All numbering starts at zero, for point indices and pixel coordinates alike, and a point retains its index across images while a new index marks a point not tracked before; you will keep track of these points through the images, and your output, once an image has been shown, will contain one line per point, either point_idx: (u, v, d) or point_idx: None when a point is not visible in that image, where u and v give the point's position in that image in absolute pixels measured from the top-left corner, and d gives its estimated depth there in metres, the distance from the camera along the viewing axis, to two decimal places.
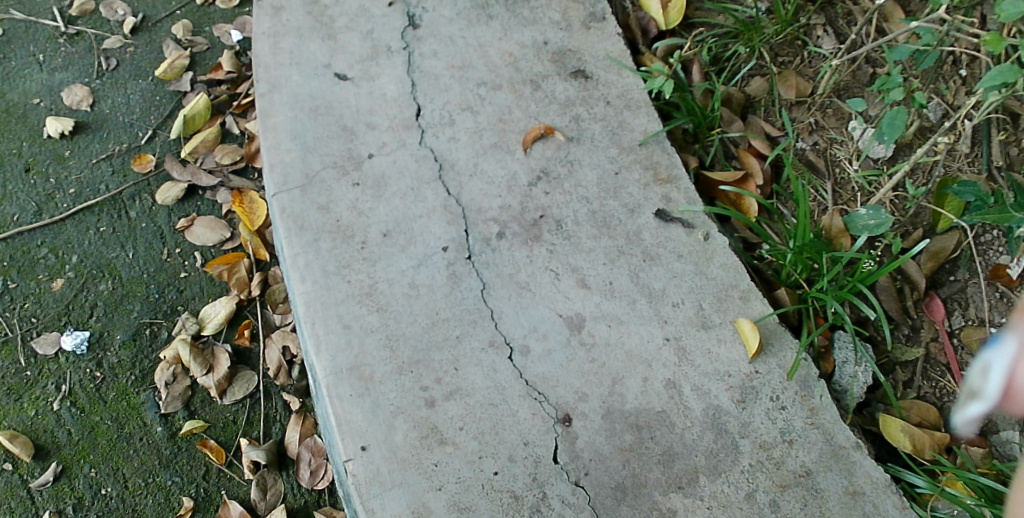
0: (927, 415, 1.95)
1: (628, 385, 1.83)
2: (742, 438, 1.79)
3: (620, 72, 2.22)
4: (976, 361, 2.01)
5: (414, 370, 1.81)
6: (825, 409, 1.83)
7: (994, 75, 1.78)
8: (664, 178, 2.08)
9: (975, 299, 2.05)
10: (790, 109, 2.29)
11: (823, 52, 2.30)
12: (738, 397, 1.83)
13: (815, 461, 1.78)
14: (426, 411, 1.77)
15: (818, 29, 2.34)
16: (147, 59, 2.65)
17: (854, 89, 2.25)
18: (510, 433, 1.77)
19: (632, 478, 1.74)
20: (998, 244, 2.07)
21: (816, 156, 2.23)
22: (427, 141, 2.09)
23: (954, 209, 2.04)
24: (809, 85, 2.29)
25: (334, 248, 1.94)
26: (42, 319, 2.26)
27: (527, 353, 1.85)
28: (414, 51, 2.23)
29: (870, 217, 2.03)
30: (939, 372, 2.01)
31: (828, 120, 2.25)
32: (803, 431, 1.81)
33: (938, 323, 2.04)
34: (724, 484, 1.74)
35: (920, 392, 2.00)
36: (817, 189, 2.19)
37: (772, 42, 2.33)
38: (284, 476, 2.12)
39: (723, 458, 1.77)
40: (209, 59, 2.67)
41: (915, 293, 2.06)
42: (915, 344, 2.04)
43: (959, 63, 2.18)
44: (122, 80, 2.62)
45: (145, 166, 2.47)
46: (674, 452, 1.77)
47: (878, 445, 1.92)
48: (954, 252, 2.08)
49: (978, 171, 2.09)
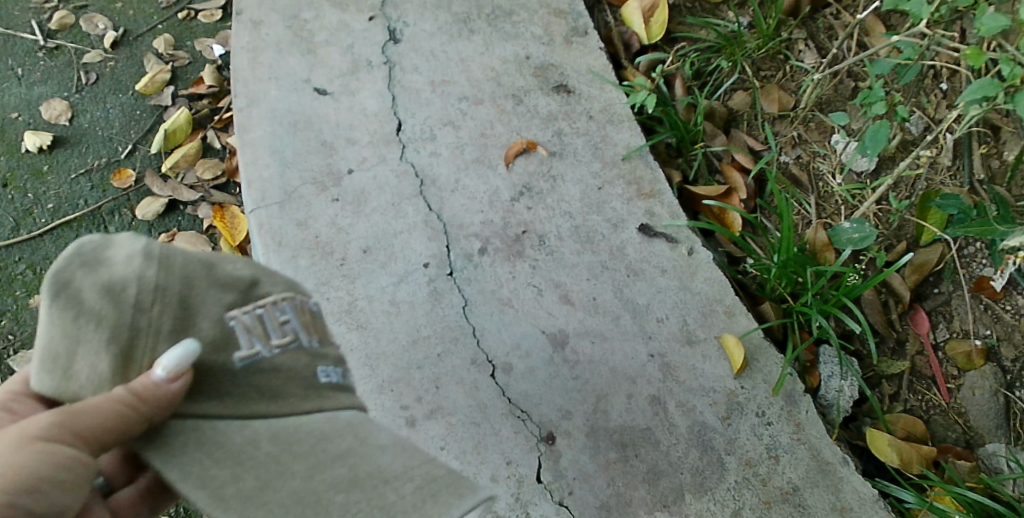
0: (914, 428, 1.94)
1: (613, 402, 1.81)
2: (728, 454, 1.77)
3: (604, 87, 2.22)
4: (961, 373, 2.01)
5: (394, 389, 1.79)
6: (811, 424, 1.82)
7: (975, 89, 1.77)
8: (647, 192, 2.07)
9: (960, 312, 2.05)
10: (773, 123, 2.29)
11: (805, 66, 2.31)
12: (724, 414, 1.81)
13: (802, 477, 1.77)
14: (406, 430, 1.75)
15: (800, 43, 2.34)
16: (128, 73, 2.63)
17: (837, 103, 2.26)
18: (493, 452, 1.74)
19: (617, 497, 1.72)
20: (981, 257, 2.07)
21: (800, 169, 2.24)
22: (408, 157, 2.08)
23: (937, 222, 2.04)
24: (792, 99, 2.29)
25: (312, 265, 1.92)
26: (19, 335, 2.22)
27: (510, 370, 1.83)
28: (395, 66, 2.21)
29: (854, 231, 2.02)
30: (925, 385, 2.02)
31: (811, 134, 2.26)
32: (790, 447, 1.79)
33: (923, 335, 2.05)
34: (710, 501, 1.73)
35: (906, 405, 2.00)
36: (800, 202, 2.19)
37: (755, 56, 2.33)
38: None
39: (709, 476, 1.75)
40: (191, 74, 2.64)
41: (900, 306, 2.07)
42: (900, 357, 2.04)
43: (939, 76, 2.19)
44: (102, 94, 2.59)
45: (125, 181, 2.44)
46: (660, 469, 1.75)
47: (866, 459, 1.92)
48: (937, 265, 2.08)
49: (960, 185, 2.10)
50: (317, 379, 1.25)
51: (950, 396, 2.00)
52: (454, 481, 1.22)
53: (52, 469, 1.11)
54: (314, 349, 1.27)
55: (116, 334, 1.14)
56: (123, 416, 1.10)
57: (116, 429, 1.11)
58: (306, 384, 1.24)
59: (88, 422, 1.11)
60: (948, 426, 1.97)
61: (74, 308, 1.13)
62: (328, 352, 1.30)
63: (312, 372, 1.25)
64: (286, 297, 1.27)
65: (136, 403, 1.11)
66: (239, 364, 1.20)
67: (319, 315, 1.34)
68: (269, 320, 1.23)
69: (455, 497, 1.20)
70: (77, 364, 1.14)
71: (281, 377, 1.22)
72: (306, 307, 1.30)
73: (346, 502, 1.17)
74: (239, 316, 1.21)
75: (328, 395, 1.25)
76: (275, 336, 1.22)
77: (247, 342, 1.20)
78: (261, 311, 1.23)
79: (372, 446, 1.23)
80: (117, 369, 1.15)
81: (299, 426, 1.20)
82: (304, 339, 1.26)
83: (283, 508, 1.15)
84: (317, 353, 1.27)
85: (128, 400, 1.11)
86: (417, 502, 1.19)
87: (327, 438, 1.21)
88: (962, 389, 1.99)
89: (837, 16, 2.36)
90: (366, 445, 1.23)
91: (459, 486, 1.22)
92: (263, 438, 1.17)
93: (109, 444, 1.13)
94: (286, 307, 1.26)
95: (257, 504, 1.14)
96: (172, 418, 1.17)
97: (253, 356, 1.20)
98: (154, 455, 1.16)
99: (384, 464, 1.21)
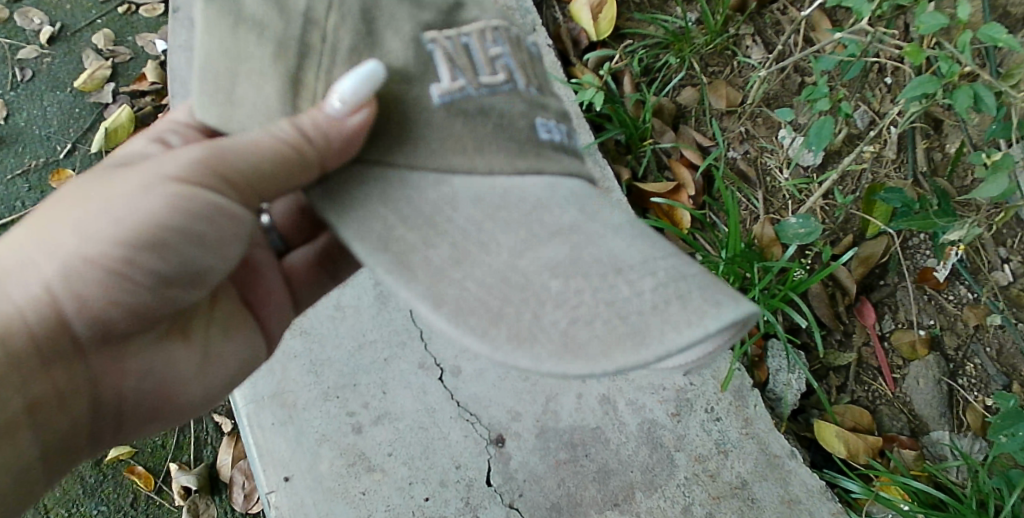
0: (861, 419, 1.98)
1: (563, 402, 1.80)
2: (677, 451, 1.78)
3: (551, 84, 2.21)
4: (906, 363, 2.05)
5: (340, 395, 1.77)
6: (759, 418, 1.84)
7: (915, 86, 1.80)
8: (596, 190, 2.07)
9: (904, 303, 2.09)
10: (721, 119, 2.30)
11: (752, 62, 2.33)
12: (673, 411, 1.82)
13: (751, 471, 1.78)
14: (353, 437, 1.73)
15: (747, 39, 2.36)
16: (65, 70, 2.55)
17: (783, 98, 2.28)
18: (441, 456, 1.73)
19: (568, 497, 1.72)
20: (925, 248, 2.10)
21: (747, 165, 2.26)
22: None
23: (882, 215, 2.07)
24: (739, 95, 2.31)
25: None
26: None
27: (458, 373, 1.81)
28: None
29: (800, 226, 2.01)
30: (871, 375, 2.06)
31: (758, 129, 2.28)
32: (738, 442, 1.81)
33: (869, 327, 2.08)
34: (660, 498, 1.74)
35: (853, 396, 2.04)
36: (748, 197, 2.22)
37: (704, 52, 2.34)
38: (217, 501, 2.04)
39: (659, 473, 1.76)
40: (132, 70, 2.56)
41: (847, 298, 2.10)
42: (847, 349, 2.08)
43: (884, 71, 2.23)
44: (39, 91, 2.51)
45: (64, 181, 2.37)
46: (610, 468, 1.75)
47: (814, 450, 1.96)
48: (883, 257, 2.11)
49: (904, 177, 2.14)
50: (532, 131, 1.13)
51: (896, 386, 2.04)
52: (703, 283, 1.10)
53: (176, 213, 1.20)
54: (531, 96, 1.14)
55: (280, 47, 1.08)
56: (287, 153, 1.11)
57: (281, 165, 1.14)
58: (521, 138, 1.12)
59: (238, 164, 1.16)
60: (894, 416, 2.01)
61: (232, 14, 1.11)
62: (548, 103, 1.16)
63: (528, 121, 1.12)
64: (496, 27, 1.14)
65: (301, 143, 1.10)
66: (441, 101, 1.08)
67: (537, 59, 1.20)
68: (478, 58, 1.11)
69: (684, 315, 1.06)
70: (241, 88, 1.11)
71: (489, 121, 1.10)
72: (522, 46, 1.17)
73: (562, 290, 1.08)
74: (443, 47, 1.10)
75: (544, 153, 1.13)
76: (483, 73, 1.11)
77: (451, 77, 1.09)
78: (468, 47, 1.11)
79: (598, 226, 1.13)
80: (286, 92, 1.10)
81: (518, 192, 1.11)
82: (520, 83, 1.13)
83: (486, 288, 1.08)
84: (534, 101, 1.14)
85: (296, 139, 1.10)
86: (655, 304, 1.07)
87: (543, 210, 1.11)
88: (907, 379, 2.03)
89: (784, 10, 2.37)
90: (592, 224, 1.13)
91: (705, 292, 1.09)
92: (465, 200, 1.10)
93: (268, 180, 1.18)
94: (498, 47, 1.13)
95: (453, 278, 1.08)
96: (356, 162, 1.12)
97: (457, 94, 1.09)
98: (334, 209, 1.12)
99: (614, 250, 1.11)
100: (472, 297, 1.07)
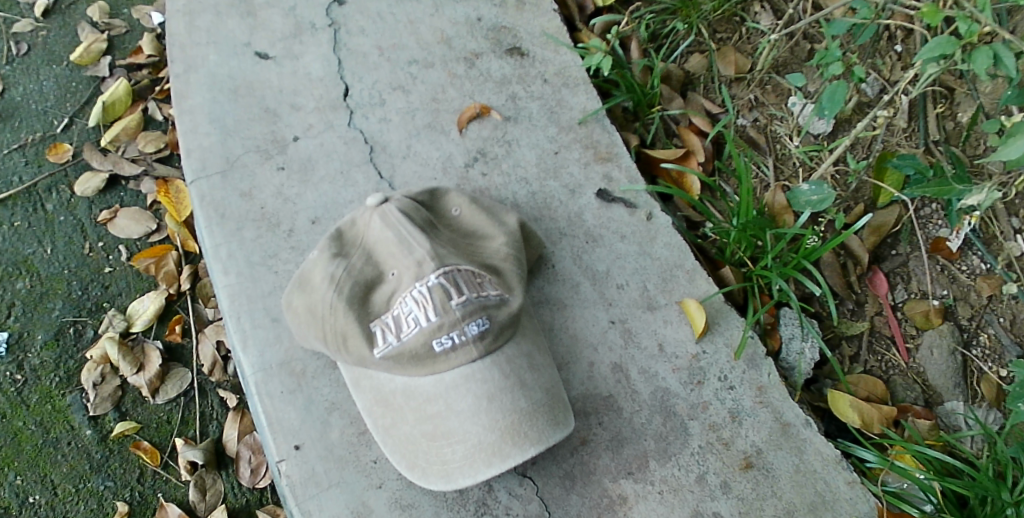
0: (873, 388, 1.95)
1: (575, 370, 1.78)
2: (692, 420, 1.76)
3: (558, 49, 2.17)
4: (919, 332, 2.02)
5: None
6: (773, 387, 1.81)
7: (931, 47, 1.75)
8: (605, 156, 2.03)
9: (917, 273, 2.05)
10: (731, 85, 2.26)
11: (761, 28, 2.26)
12: (686, 379, 1.80)
13: (765, 440, 1.76)
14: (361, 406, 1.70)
15: (756, 4, 2.28)
16: (61, 44, 2.50)
17: (793, 65, 2.22)
18: None
19: (581, 466, 1.70)
20: (937, 217, 2.05)
21: (757, 132, 2.22)
22: (357, 122, 2.01)
23: (894, 183, 2.03)
24: (748, 61, 2.25)
25: (259, 237, 1.86)
26: None
27: None
28: (340, 28, 2.13)
29: (813, 193, 1.97)
30: (884, 345, 2.03)
31: (767, 96, 2.23)
32: (753, 410, 1.78)
33: (881, 297, 2.05)
34: (674, 467, 1.71)
35: (866, 367, 2.01)
36: (758, 165, 2.18)
37: (711, 18, 2.29)
38: (224, 475, 2.03)
39: (672, 442, 1.73)
40: (129, 43, 2.52)
41: (859, 267, 2.06)
42: (859, 318, 2.05)
43: (894, 38, 2.16)
44: (35, 66, 2.46)
45: (61, 155, 2.33)
46: (623, 436, 1.73)
47: (828, 420, 1.93)
48: (895, 226, 2.07)
49: (916, 146, 2.10)
50: (434, 351, 1.48)
51: (909, 356, 2.01)
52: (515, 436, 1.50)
53: None
54: (432, 323, 1.47)
55: (320, 332, 1.56)
56: None
57: None
58: (430, 357, 1.49)
59: None
60: (907, 386, 1.98)
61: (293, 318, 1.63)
62: (445, 321, 1.47)
63: (427, 346, 1.48)
64: (407, 290, 1.50)
65: None
66: (378, 356, 1.51)
67: (443, 281, 1.49)
68: (395, 321, 1.49)
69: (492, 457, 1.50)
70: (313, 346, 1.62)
71: (407, 358, 1.49)
72: (431, 286, 1.48)
73: (436, 441, 1.52)
74: (380, 322, 1.50)
75: (442, 361, 1.49)
76: (402, 327, 1.49)
77: (381, 340, 1.50)
78: (387, 316, 1.50)
79: (464, 401, 1.50)
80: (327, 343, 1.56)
81: (410, 390, 1.53)
82: (423, 321, 1.47)
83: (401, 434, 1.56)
84: (432, 328, 1.47)
85: None
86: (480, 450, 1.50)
87: (427, 400, 1.52)
88: (921, 349, 2.00)
89: None
90: (459, 406, 1.50)
91: (496, 455, 1.50)
92: (400, 392, 1.54)
93: None
94: (408, 301, 1.49)
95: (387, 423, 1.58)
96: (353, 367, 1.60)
97: (386, 348, 1.50)
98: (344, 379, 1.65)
99: (464, 416, 1.50)
100: (397, 432, 1.57)
